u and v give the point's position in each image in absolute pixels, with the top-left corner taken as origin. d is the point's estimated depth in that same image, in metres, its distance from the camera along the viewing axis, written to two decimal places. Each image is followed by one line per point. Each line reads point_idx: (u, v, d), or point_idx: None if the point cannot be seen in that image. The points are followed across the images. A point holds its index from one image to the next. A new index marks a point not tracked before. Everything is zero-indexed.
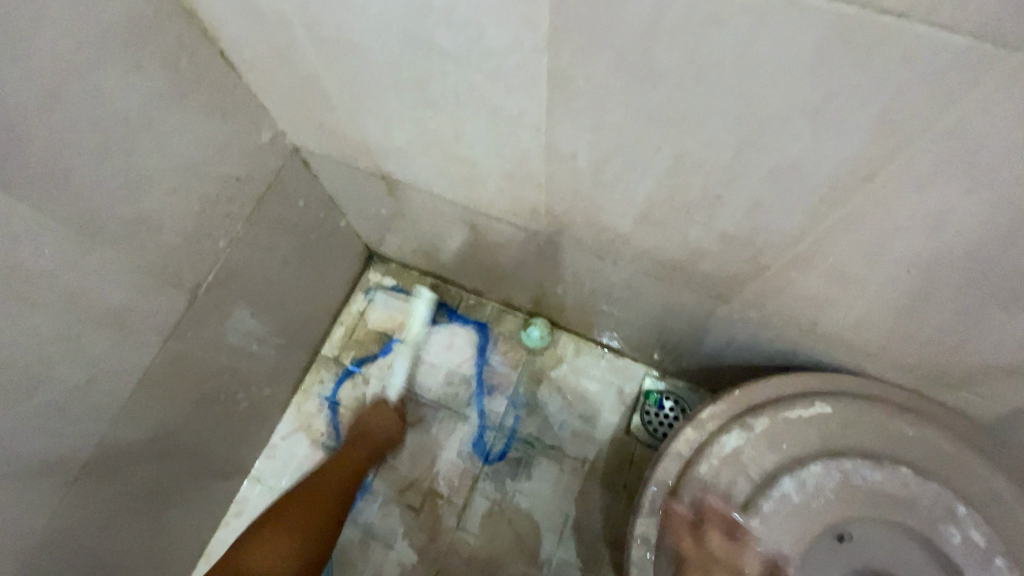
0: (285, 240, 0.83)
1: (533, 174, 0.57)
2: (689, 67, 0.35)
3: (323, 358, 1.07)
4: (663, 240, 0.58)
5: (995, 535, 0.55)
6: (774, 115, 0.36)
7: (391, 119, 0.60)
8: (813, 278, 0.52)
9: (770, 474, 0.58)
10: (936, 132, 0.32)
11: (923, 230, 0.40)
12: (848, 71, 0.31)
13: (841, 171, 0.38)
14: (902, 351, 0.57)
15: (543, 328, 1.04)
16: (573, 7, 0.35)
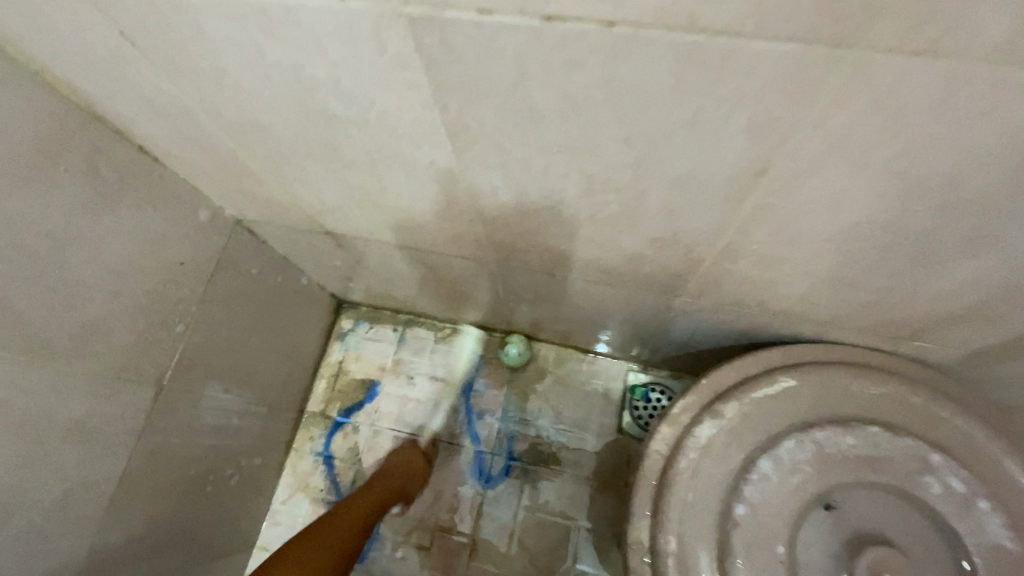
0: (246, 310, 0.83)
1: (464, 211, 0.58)
2: (569, 102, 0.36)
3: (310, 414, 1.07)
4: (602, 249, 0.59)
5: (970, 477, 0.56)
6: (659, 131, 0.37)
7: (317, 183, 0.60)
8: (747, 265, 0.53)
9: (747, 458, 0.59)
10: (806, 128, 0.33)
11: (829, 211, 0.41)
12: (707, 87, 0.32)
13: (736, 169, 0.39)
14: (850, 317, 0.59)
15: (520, 344, 1.04)
16: (448, 67, 0.36)
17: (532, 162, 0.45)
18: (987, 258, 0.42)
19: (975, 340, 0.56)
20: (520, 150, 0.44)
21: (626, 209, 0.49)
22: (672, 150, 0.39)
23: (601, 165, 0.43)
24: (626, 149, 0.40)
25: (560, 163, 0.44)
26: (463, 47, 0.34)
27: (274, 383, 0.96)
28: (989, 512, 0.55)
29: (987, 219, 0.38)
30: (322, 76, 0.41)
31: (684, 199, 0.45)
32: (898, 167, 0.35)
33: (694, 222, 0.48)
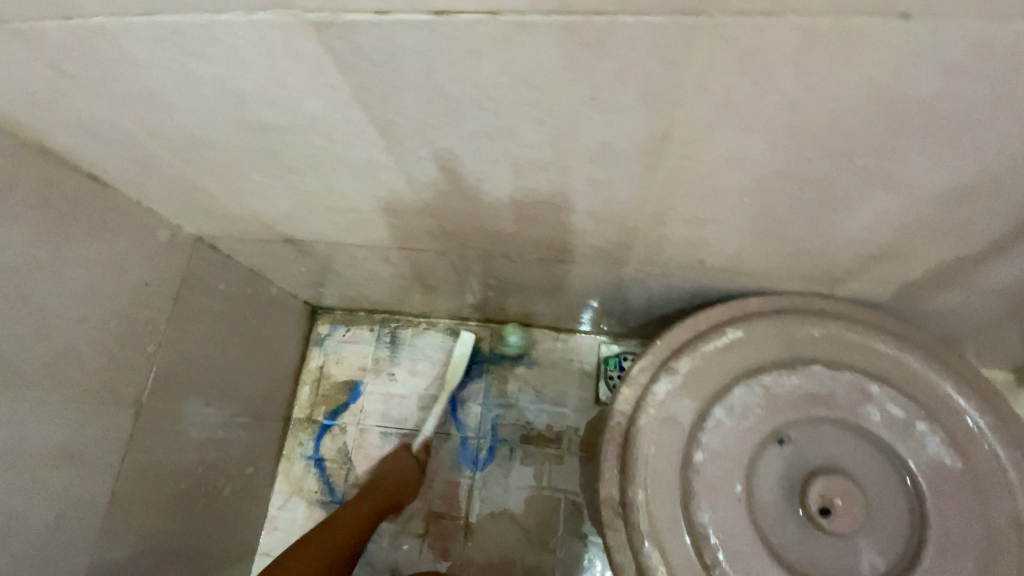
0: (218, 325, 0.85)
1: (410, 204, 0.60)
2: (479, 89, 0.39)
3: (297, 420, 1.09)
4: (547, 228, 0.62)
5: (909, 403, 0.61)
6: (565, 109, 0.40)
7: (267, 192, 0.62)
8: (680, 227, 0.56)
9: (702, 408, 0.63)
10: (692, 93, 0.36)
11: (736, 168, 0.44)
12: (596, 63, 0.35)
13: (643, 137, 0.42)
14: (785, 267, 0.62)
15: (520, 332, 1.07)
16: (362, 67, 0.39)
17: (460, 151, 0.47)
18: (885, 198, 0.45)
19: (901, 276, 0.60)
20: (446, 140, 0.46)
21: (557, 186, 0.52)
22: (582, 125, 0.41)
23: (523, 147, 0.45)
24: (541, 129, 0.43)
25: (486, 149, 0.47)
26: (369, 47, 0.36)
27: (256, 393, 0.98)
28: (926, 432, 0.60)
29: (874, 162, 0.41)
30: (248, 87, 0.43)
31: (607, 171, 0.48)
32: (783, 121, 0.38)
33: (621, 192, 0.51)
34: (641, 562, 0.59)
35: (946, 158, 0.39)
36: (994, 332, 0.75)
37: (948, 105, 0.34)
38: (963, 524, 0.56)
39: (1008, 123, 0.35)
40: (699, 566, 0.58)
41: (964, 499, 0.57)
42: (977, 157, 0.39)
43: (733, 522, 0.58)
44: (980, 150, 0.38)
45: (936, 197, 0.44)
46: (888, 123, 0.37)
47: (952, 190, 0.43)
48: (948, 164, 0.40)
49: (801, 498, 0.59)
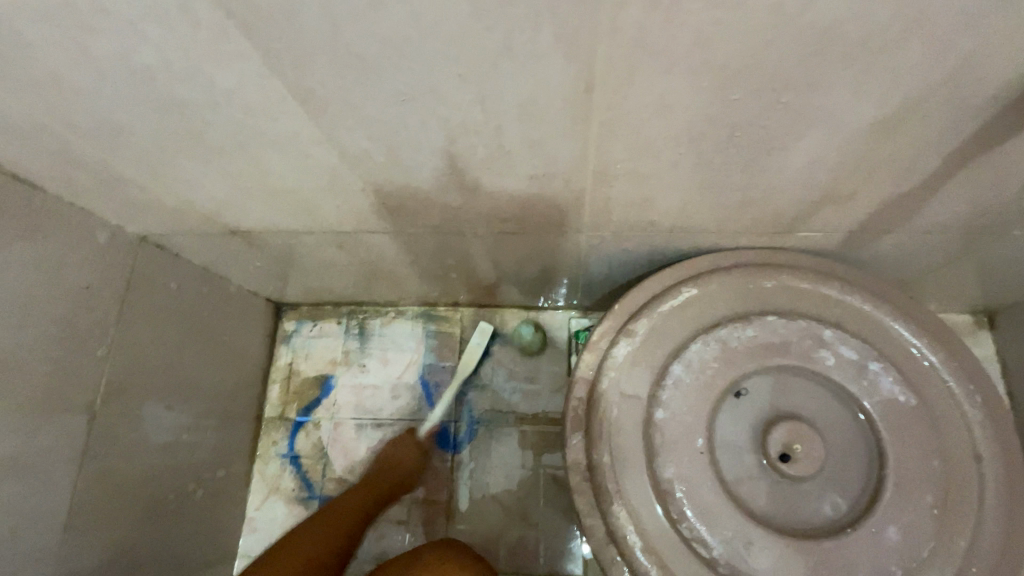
0: (174, 326, 0.83)
1: (351, 182, 0.59)
2: (391, 46, 0.38)
3: (269, 420, 1.07)
4: (492, 197, 0.61)
5: (861, 345, 0.61)
6: (482, 63, 0.39)
7: (201, 179, 0.60)
8: (622, 186, 0.56)
9: (661, 367, 0.63)
10: (606, 36, 0.36)
11: (665, 115, 0.44)
12: (503, 8, 0.34)
13: (567, 88, 0.41)
14: (733, 220, 0.62)
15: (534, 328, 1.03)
16: (266, 30, 0.37)
17: (388, 117, 0.46)
18: (815, 136, 0.46)
19: (845, 220, 0.61)
20: (371, 106, 0.45)
21: (493, 150, 0.51)
22: (503, 79, 0.41)
23: (449, 108, 0.44)
24: (463, 87, 0.42)
25: (413, 113, 0.46)
26: (270, 6, 0.35)
27: (222, 394, 0.96)
28: (880, 371, 0.60)
29: (796, 97, 0.41)
30: (152, 62, 0.41)
31: (539, 129, 0.47)
32: (701, 59, 0.38)
33: (557, 152, 0.50)
34: (609, 523, 0.59)
35: (865, 87, 0.39)
36: (945, 272, 0.76)
37: (856, 27, 0.34)
38: (921, 458, 0.57)
39: (918, 43, 0.35)
40: (667, 522, 0.58)
41: (918, 433, 0.58)
42: (895, 83, 0.39)
43: (697, 475, 0.59)
44: (896, 75, 0.38)
45: (864, 131, 0.44)
46: (803, 53, 0.37)
47: (878, 122, 0.43)
48: (868, 94, 0.40)
49: (761, 447, 0.59)
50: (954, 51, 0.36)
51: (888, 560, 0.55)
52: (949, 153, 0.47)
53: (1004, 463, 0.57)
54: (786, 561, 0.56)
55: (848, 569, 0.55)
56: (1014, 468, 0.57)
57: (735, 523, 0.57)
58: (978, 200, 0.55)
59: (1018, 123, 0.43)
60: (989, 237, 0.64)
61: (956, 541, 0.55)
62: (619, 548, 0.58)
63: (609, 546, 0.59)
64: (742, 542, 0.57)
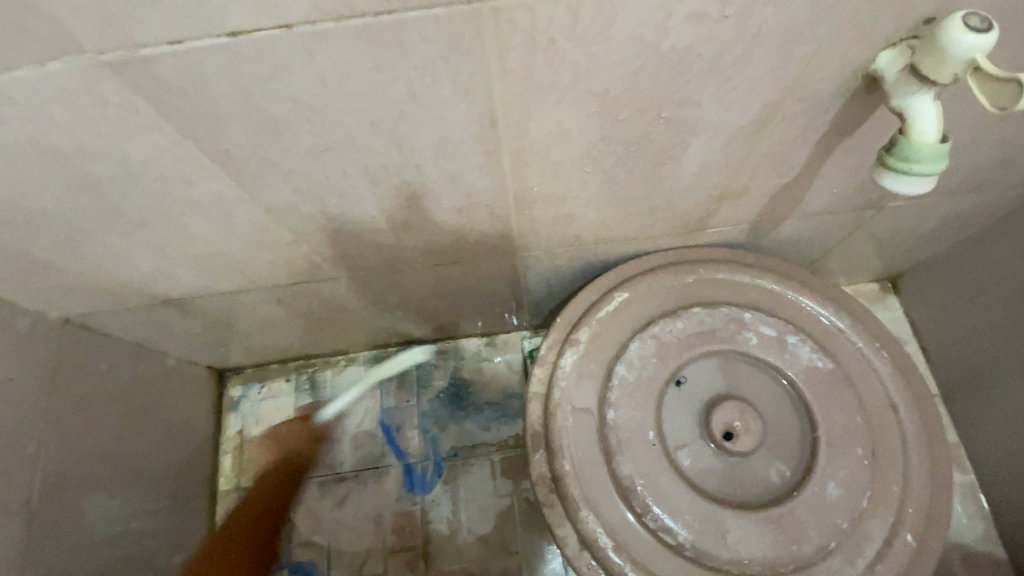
0: (111, 407, 0.79)
1: (281, 235, 0.60)
2: (300, 105, 0.40)
3: (225, 494, 1.02)
4: (423, 233, 0.63)
5: (778, 322, 0.67)
6: (390, 111, 0.42)
7: (125, 252, 0.59)
8: (543, 207, 0.60)
9: (606, 370, 0.66)
10: (498, 76, 0.40)
11: (568, 139, 0.48)
12: (401, 62, 0.37)
13: (473, 124, 0.45)
14: (649, 226, 0.68)
15: None
16: (177, 101, 0.39)
17: (308, 168, 0.48)
18: (700, 143, 0.51)
19: (746, 212, 0.67)
20: (290, 160, 0.47)
21: (416, 188, 0.53)
22: (414, 123, 0.44)
23: (367, 155, 0.47)
24: (378, 134, 0.45)
25: (333, 163, 0.48)
26: (177, 79, 0.37)
27: (170, 473, 0.91)
28: (798, 343, 0.66)
29: (675, 111, 0.46)
30: (62, 142, 0.42)
31: (456, 164, 0.50)
32: (585, 88, 0.42)
33: (476, 184, 0.54)
34: (580, 530, 0.61)
35: (730, 97, 0.45)
36: (844, 247, 0.85)
37: (708, 48, 0.40)
38: (848, 416, 0.63)
39: (761, 57, 0.41)
40: (633, 517, 0.60)
41: (842, 394, 0.63)
42: (754, 91, 0.45)
43: (653, 467, 0.62)
44: (753, 85, 0.44)
45: (741, 133, 0.51)
46: (671, 74, 0.42)
47: (750, 125, 0.49)
48: (734, 102, 0.46)
49: (706, 430, 0.63)
50: (792, 60, 0.42)
51: (833, 515, 0.59)
52: (814, 144, 0.54)
53: (917, 409, 0.63)
54: (745, 533, 0.59)
55: (800, 530, 0.59)
56: (926, 412, 0.63)
57: (694, 506, 0.60)
58: (849, 180, 0.63)
59: (861, 114, 0.50)
60: (869, 212, 0.73)
61: (888, 487, 0.60)
62: (591, 551, 0.60)
63: (582, 551, 0.61)
64: (703, 523, 0.60)
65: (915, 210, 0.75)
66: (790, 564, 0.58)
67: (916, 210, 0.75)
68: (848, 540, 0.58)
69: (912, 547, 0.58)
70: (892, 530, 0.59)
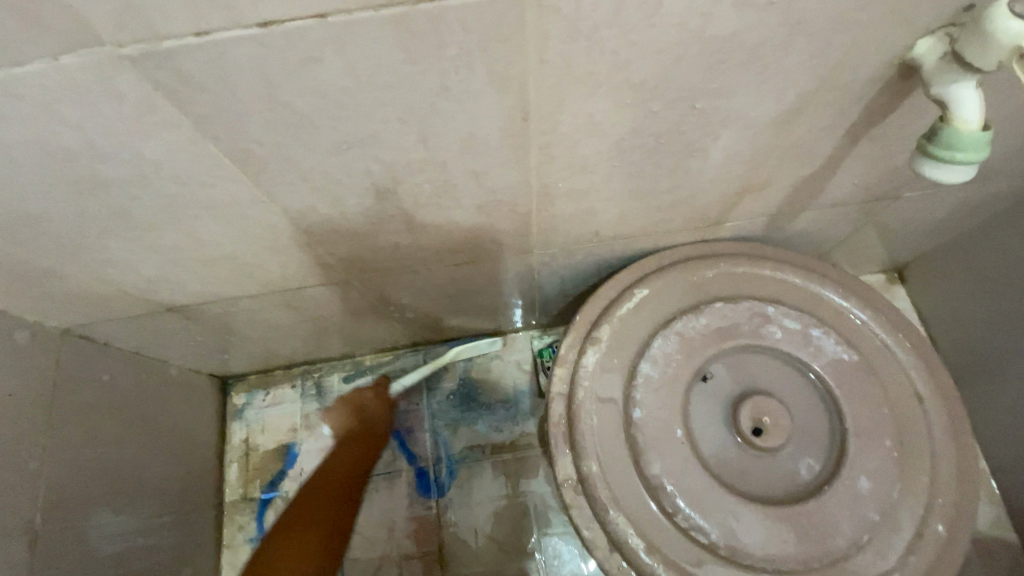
0: (113, 418, 0.76)
1: (295, 237, 0.58)
2: (327, 100, 0.39)
3: (231, 505, 1.00)
4: (441, 232, 0.62)
5: (801, 315, 0.67)
6: (420, 106, 0.40)
7: (130, 258, 0.57)
8: (564, 203, 0.59)
9: (630, 368, 0.65)
10: (534, 67, 0.38)
11: (598, 133, 0.47)
12: (437, 53, 0.36)
13: (504, 118, 0.43)
14: (668, 221, 0.67)
15: None
16: (197, 96, 0.37)
17: (329, 167, 0.46)
18: (729, 134, 0.50)
19: (766, 205, 0.66)
20: (311, 158, 0.45)
21: (439, 186, 0.51)
22: (443, 117, 0.42)
23: (392, 151, 0.45)
24: (404, 129, 0.43)
25: (355, 161, 0.46)
26: (198, 73, 0.35)
27: (175, 485, 0.88)
28: (821, 336, 0.65)
29: (708, 103, 0.45)
30: (71, 142, 0.39)
31: (481, 160, 0.48)
32: (621, 79, 0.41)
33: (500, 181, 0.52)
34: (609, 531, 0.60)
35: (764, 87, 0.44)
36: (855, 239, 0.85)
37: (749, 36, 0.39)
38: (875, 409, 0.62)
39: (801, 45, 0.40)
40: (663, 517, 0.60)
41: (868, 386, 0.63)
42: (790, 80, 0.44)
43: (682, 466, 0.61)
44: (789, 73, 0.43)
45: (771, 124, 0.50)
46: (709, 63, 0.41)
47: (781, 115, 0.49)
48: (769, 92, 0.45)
49: (733, 426, 0.63)
50: (831, 48, 0.41)
51: (864, 508, 0.59)
52: (842, 134, 0.53)
53: (943, 400, 0.63)
54: (777, 529, 0.58)
55: (831, 525, 0.58)
56: (952, 403, 0.63)
57: (724, 503, 0.59)
58: (871, 170, 0.62)
59: (891, 103, 0.49)
60: (885, 203, 0.73)
61: (917, 478, 0.60)
62: (622, 553, 0.59)
63: (613, 553, 0.60)
64: (734, 520, 0.59)
65: (930, 200, 0.75)
66: (824, 559, 0.57)
67: (930, 201, 0.75)
68: (880, 533, 0.58)
69: (943, 538, 0.58)
70: (923, 522, 0.58)
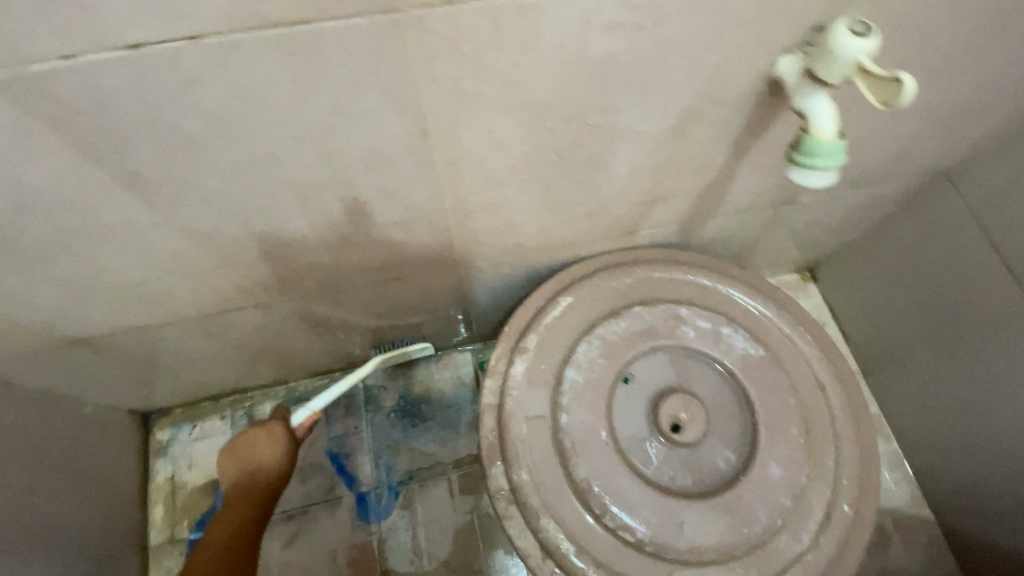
0: (19, 463, 0.70)
1: (205, 261, 0.56)
2: (215, 121, 0.39)
3: (157, 548, 0.94)
4: (360, 250, 0.62)
5: (713, 314, 0.70)
6: (316, 124, 0.41)
7: (21, 290, 0.54)
8: (481, 217, 0.60)
9: (556, 374, 0.67)
10: (425, 85, 0.40)
11: (501, 148, 0.49)
12: (322, 74, 0.37)
13: (404, 137, 0.44)
14: (586, 231, 0.69)
15: None
16: (74, 118, 0.36)
17: (230, 187, 0.46)
18: (628, 148, 0.53)
19: (676, 213, 0.70)
20: (209, 179, 0.44)
21: (350, 205, 0.52)
22: (342, 136, 0.43)
23: (295, 171, 0.45)
24: (304, 148, 0.43)
25: (259, 180, 0.46)
26: (73, 96, 0.34)
27: (92, 533, 0.82)
28: (732, 333, 0.69)
29: (602, 117, 0.48)
30: None
31: (389, 178, 0.49)
32: (514, 97, 0.43)
33: (412, 197, 0.53)
34: (541, 538, 0.61)
35: (650, 104, 0.48)
36: (765, 241, 0.91)
37: (628, 56, 0.42)
38: (783, 400, 0.66)
39: (677, 64, 0.44)
40: (593, 519, 0.61)
41: (776, 378, 0.67)
42: (671, 97, 0.48)
43: (608, 467, 0.63)
44: (671, 91, 0.47)
45: (663, 138, 0.53)
46: (595, 81, 0.43)
47: (671, 129, 0.52)
48: (656, 108, 0.48)
49: (656, 425, 0.65)
50: (704, 66, 0.45)
51: (777, 494, 0.62)
52: (731, 146, 0.58)
53: (842, 387, 0.68)
54: (700, 522, 0.61)
55: (748, 512, 0.61)
56: (851, 389, 0.68)
57: (650, 500, 0.62)
58: (765, 178, 0.68)
59: (770, 114, 0.54)
60: (785, 206, 0.78)
61: (824, 463, 0.64)
62: (555, 559, 0.60)
63: (546, 561, 0.60)
64: (660, 516, 0.61)
65: (824, 203, 0.82)
66: (743, 546, 0.60)
67: (826, 203, 0.82)
68: (793, 517, 0.61)
69: (850, 516, 0.62)
70: (831, 503, 0.62)
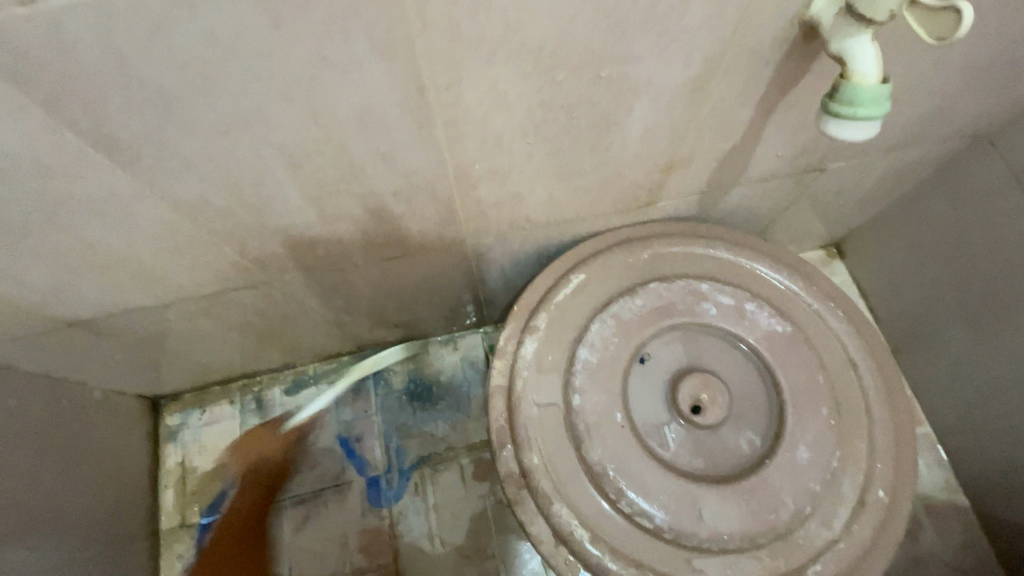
0: (24, 446, 0.70)
1: (196, 236, 0.54)
2: (190, 74, 0.35)
3: (169, 532, 0.93)
4: (360, 224, 0.58)
5: (736, 290, 0.66)
6: (301, 78, 0.38)
7: (10, 267, 0.52)
8: (486, 187, 0.57)
9: (568, 355, 0.64)
10: (418, 29, 0.36)
11: (504, 106, 0.45)
12: (304, 16, 0.33)
13: (399, 93, 0.41)
14: (599, 202, 0.65)
15: None
16: (40, 74, 0.33)
17: (216, 153, 0.43)
18: (643, 106, 0.49)
19: (695, 181, 0.66)
20: (190, 142, 0.41)
21: (345, 172, 0.49)
22: (330, 91, 0.39)
23: (283, 133, 0.42)
24: (289, 106, 0.40)
25: (245, 142, 0.43)
26: (34, 47, 0.32)
27: (102, 516, 0.82)
28: (755, 310, 0.65)
29: (614, 69, 0.44)
30: None
31: (385, 141, 0.46)
32: (518, 45, 0.39)
33: (413, 163, 0.49)
34: (554, 524, 0.58)
35: (668, 52, 0.43)
36: (790, 214, 0.86)
37: None
38: (812, 379, 0.62)
39: (697, 4, 0.40)
40: (607, 505, 0.58)
41: (803, 356, 0.63)
42: (691, 44, 0.43)
43: (625, 451, 0.60)
44: (689, 37, 0.42)
45: (681, 94, 0.49)
46: (605, 24, 0.39)
47: (690, 84, 0.48)
48: (673, 58, 0.44)
49: (674, 406, 0.62)
50: (727, 7, 0.40)
51: (805, 479, 0.58)
52: (755, 104, 0.53)
53: (876, 366, 0.63)
54: (724, 508, 0.57)
55: (774, 498, 0.58)
56: (885, 368, 0.63)
57: (668, 486, 0.58)
58: (792, 141, 0.63)
59: (799, 67, 0.49)
60: (812, 174, 0.73)
61: (855, 445, 0.60)
62: (569, 546, 0.57)
63: (559, 547, 0.57)
64: (679, 502, 0.58)
65: (854, 171, 0.77)
66: (768, 533, 0.57)
67: (857, 170, 0.76)
68: (823, 503, 0.58)
69: (884, 503, 0.58)
70: (865, 488, 0.58)
